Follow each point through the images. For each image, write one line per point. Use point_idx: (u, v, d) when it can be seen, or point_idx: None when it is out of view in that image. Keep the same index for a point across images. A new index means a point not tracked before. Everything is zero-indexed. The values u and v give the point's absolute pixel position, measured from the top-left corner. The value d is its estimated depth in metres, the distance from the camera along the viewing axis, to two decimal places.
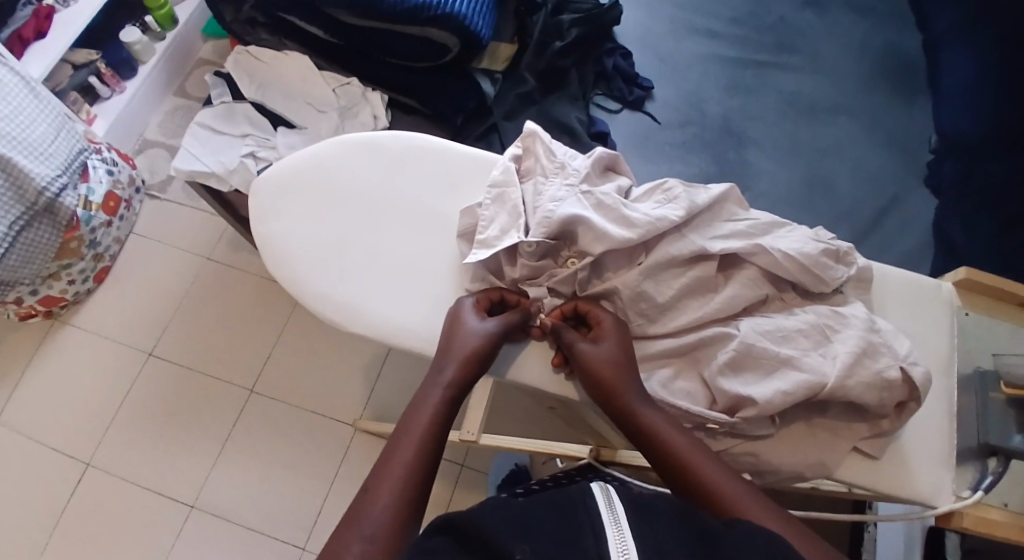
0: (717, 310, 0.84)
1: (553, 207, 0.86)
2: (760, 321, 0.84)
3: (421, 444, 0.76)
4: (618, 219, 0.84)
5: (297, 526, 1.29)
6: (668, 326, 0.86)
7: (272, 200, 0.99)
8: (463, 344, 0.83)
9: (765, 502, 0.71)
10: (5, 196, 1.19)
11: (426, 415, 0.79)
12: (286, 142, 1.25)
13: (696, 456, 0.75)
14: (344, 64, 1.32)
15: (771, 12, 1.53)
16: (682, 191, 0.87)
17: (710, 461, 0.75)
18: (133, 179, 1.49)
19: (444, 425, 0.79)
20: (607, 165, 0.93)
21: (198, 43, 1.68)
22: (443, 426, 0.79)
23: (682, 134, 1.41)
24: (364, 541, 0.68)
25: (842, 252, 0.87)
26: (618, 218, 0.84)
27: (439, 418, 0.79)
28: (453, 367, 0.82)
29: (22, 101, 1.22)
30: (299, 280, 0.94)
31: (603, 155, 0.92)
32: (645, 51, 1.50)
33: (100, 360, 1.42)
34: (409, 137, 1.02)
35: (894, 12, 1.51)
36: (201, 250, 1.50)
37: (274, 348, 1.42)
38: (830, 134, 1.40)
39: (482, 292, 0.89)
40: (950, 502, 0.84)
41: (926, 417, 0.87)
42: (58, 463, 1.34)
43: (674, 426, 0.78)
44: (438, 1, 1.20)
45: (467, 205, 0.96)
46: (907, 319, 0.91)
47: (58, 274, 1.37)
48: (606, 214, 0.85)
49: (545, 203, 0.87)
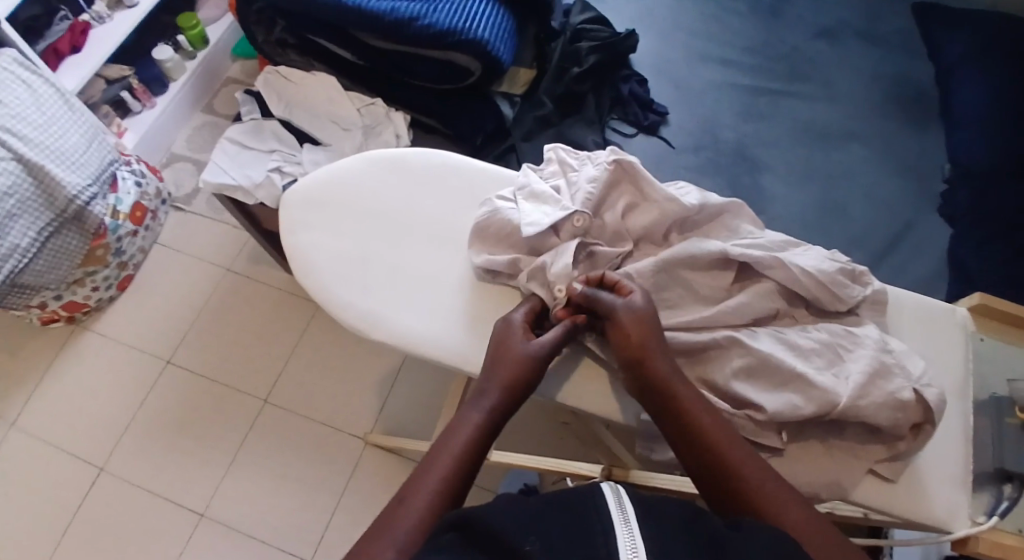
0: (729, 311, 0.86)
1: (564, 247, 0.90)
2: (772, 336, 0.85)
3: (458, 461, 0.76)
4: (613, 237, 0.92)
5: (306, 538, 1.29)
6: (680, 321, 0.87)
7: (302, 210, 1.01)
8: (509, 366, 0.83)
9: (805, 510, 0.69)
10: (35, 203, 1.22)
11: (467, 435, 0.79)
12: (312, 158, 1.27)
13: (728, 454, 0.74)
14: (370, 85, 1.35)
15: (785, 44, 1.56)
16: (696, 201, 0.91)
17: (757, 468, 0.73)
18: (160, 191, 1.52)
19: (481, 448, 0.79)
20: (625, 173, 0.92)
21: (227, 63, 1.73)
22: (481, 449, 0.78)
23: (698, 160, 1.43)
24: (396, 548, 0.69)
25: (858, 272, 0.89)
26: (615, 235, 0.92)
27: (477, 440, 0.78)
28: (498, 387, 0.82)
29: (57, 112, 1.27)
30: (324, 290, 0.96)
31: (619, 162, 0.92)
32: (662, 79, 1.53)
33: (118, 367, 1.43)
34: (431, 153, 1.04)
35: (908, 46, 1.54)
36: (222, 262, 1.53)
37: (289, 360, 1.44)
38: (846, 162, 1.42)
39: (528, 305, 0.89)
40: (968, 526, 0.84)
41: (941, 440, 0.87)
42: (70, 468, 1.35)
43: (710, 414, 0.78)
44: (464, 26, 1.24)
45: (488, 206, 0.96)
46: (922, 342, 0.92)
47: (82, 281, 1.39)
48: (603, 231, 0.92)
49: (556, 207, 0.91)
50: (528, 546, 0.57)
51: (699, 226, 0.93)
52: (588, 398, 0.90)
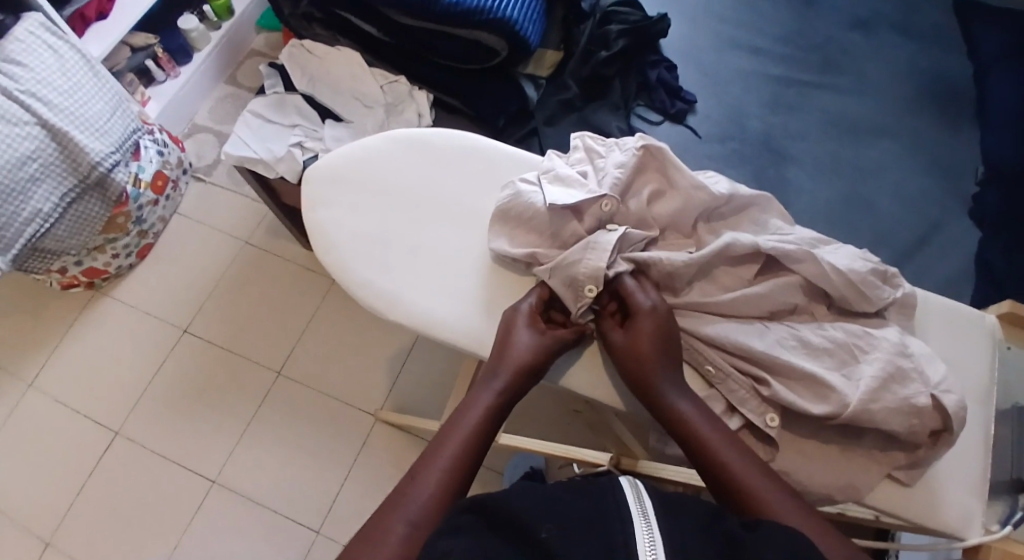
0: (744, 303, 0.85)
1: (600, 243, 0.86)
2: (782, 332, 0.84)
3: (468, 440, 0.77)
4: (639, 222, 0.90)
5: (314, 510, 1.30)
6: (699, 304, 0.87)
7: (323, 186, 1.01)
8: (516, 353, 0.84)
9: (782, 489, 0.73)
10: (59, 168, 1.23)
11: (477, 417, 0.79)
12: (333, 134, 1.27)
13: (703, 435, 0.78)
14: (394, 62, 1.34)
15: (819, 35, 1.53)
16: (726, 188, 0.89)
17: (733, 451, 0.76)
18: (181, 161, 1.53)
19: (491, 430, 0.80)
20: (652, 158, 0.91)
21: (251, 34, 1.72)
22: (491, 431, 0.80)
23: (724, 152, 1.41)
24: (407, 524, 0.70)
25: (888, 274, 0.87)
26: (639, 221, 0.90)
27: (487, 422, 0.79)
28: (507, 373, 0.83)
29: (83, 79, 1.27)
30: (342, 267, 0.96)
31: (645, 146, 0.90)
32: (691, 66, 1.51)
33: (135, 334, 1.44)
34: (455, 133, 1.04)
35: (945, 41, 1.50)
36: (240, 234, 1.53)
37: (304, 335, 1.44)
38: (875, 158, 1.39)
39: (537, 292, 0.89)
40: (980, 534, 0.83)
41: (961, 446, 0.86)
42: (86, 431, 1.37)
43: (694, 405, 0.80)
44: (492, 5, 1.22)
45: (508, 187, 0.95)
46: (948, 347, 0.90)
47: (102, 247, 1.40)
48: (628, 218, 0.90)
49: (581, 187, 0.91)
50: (543, 532, 0.58)
51: (725, 215, 0.91)
52: (604, 389, 0.89)
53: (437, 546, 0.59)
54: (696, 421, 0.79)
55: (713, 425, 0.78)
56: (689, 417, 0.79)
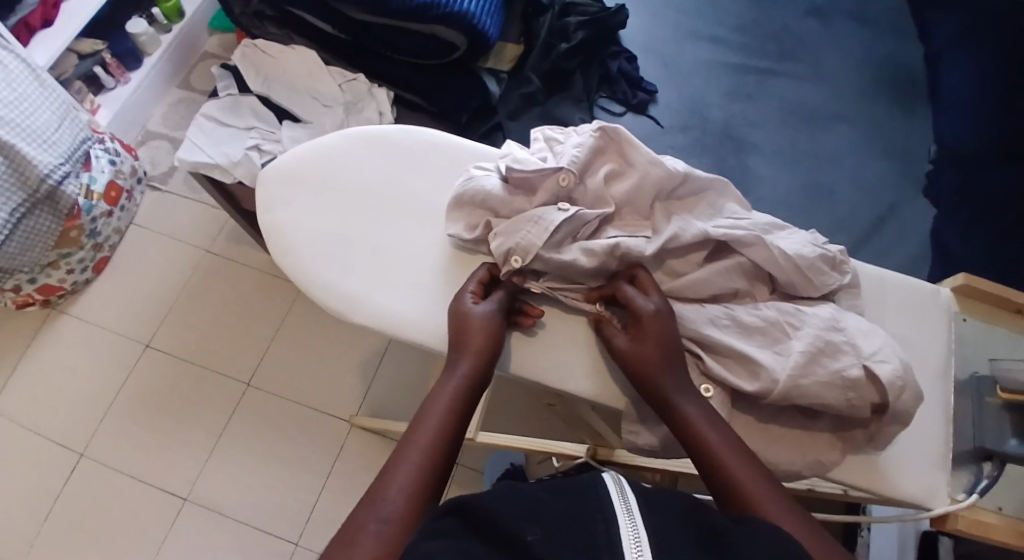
0: (681, 287, 0.87)
1: (546, 217, 0.86)
2: (715, 311, 0.86)
3: (438, 427, 0.77)
4: (596, 198, 0.90)
5: (291, 521, 1.29)
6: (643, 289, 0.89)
7: (280, 190, 0.99)
8: (472, 335, 0.84)
9: (783, 498, 0.72)
10: (7, 183, 1.19)
11: (444, 404, 0.79)
12: (291, 134, 1.25)
13: (706, 437, 0.77)
14: (351, 61, 1.32)
15: (774, 21, 1.55)
16: (682, 169, 0.89)
17: (738, 456, 0.75)
18: (136, 170, 1.49)
19: (461, 416, 0.79)
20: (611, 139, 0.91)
21: (203, 37, 1.69)
22: (461, 415, 0.79)
23: (685, 140, 1.42)
24: (381, 521, 0.69)
25: (837, 260, 0.89)
26: (596, 197, 0.90)
27: (456, 406, 0.79)
28: (467, 357, 0.83)
29: (28, 89, 1.22)
30: (303, 272, 0.94)
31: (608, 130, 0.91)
32: (649, 56, 1.52)
33: (97, 349, 1.41)
34: (411, 130, 1.03)
35: (895, 24, 1.54)
36: (201, 242, 1.50)
37: (273, 343, 1.42)
38: (832, 141, 1.42)
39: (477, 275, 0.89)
40: (946, 504, 0.86)
41: (923, 420, 0.88)
42: (51, 452, 1.33)
43: (703, 408, 0.79)
44: (449, 1, 1.21)
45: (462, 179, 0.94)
46: (906, 324, 0.93)
47: (57, 263, 1.37)
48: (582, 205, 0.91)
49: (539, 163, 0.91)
50: (530, 535, 0.57)
51: (682, 197, 0.91)
52: (576, 380, 0.89)
53: (421, 550, 0.59)
54: (701, 423, 0.78)
55: (717, 427, 0.78)
56: (694, 418, 0.79)
